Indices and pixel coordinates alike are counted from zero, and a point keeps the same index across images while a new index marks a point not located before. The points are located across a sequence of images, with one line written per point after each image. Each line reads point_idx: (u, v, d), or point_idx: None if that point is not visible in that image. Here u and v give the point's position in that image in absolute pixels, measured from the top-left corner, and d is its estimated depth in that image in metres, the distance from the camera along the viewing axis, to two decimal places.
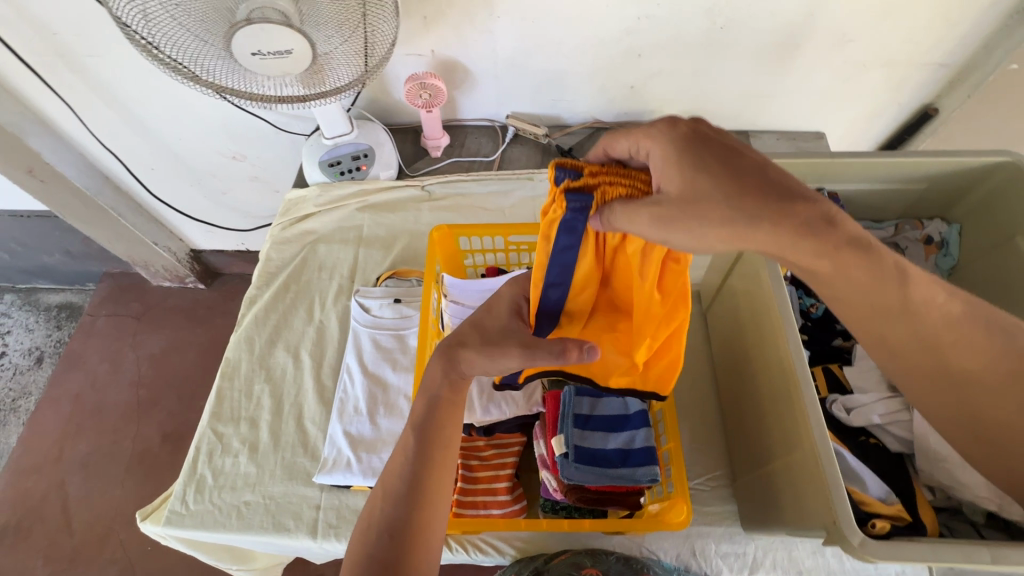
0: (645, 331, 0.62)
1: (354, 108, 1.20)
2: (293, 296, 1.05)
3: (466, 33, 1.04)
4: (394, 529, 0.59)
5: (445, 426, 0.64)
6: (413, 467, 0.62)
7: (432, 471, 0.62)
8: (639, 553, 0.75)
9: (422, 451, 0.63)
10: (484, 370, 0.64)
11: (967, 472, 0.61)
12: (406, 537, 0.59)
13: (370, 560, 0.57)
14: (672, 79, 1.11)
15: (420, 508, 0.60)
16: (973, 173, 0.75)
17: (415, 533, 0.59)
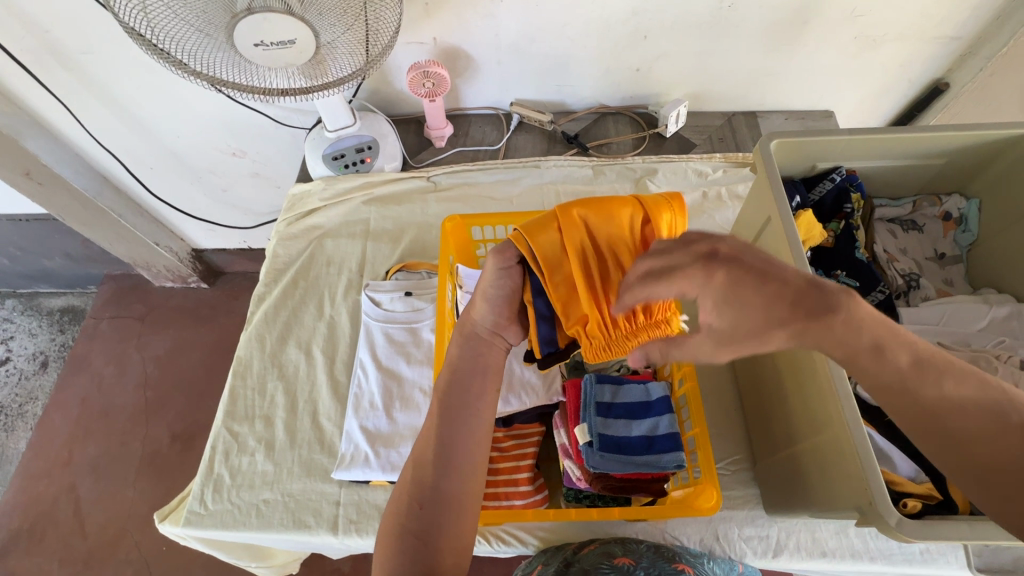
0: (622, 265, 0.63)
1: (355, 100, 1.19)
2: (302, 292, 1.04)
3: (468, 18, 1.02)
4: (425, 495, 0.60)
5: (468, 386, 0.64)
6: (440, 431, 0.62)
7: (459, 432, 0.62)
8: (665, 544, 0.74)
9: (447, 412, 0.63)
10: (489, 321, 0.66)
11: None
12: (437, 502, 0.59)
13: (405, 528, 0.59)
14: (679, 61, 1.09)
15: (449, 471, 0.61)
16: (995, 147, 0.72)
17: (446, 497, 0.60)
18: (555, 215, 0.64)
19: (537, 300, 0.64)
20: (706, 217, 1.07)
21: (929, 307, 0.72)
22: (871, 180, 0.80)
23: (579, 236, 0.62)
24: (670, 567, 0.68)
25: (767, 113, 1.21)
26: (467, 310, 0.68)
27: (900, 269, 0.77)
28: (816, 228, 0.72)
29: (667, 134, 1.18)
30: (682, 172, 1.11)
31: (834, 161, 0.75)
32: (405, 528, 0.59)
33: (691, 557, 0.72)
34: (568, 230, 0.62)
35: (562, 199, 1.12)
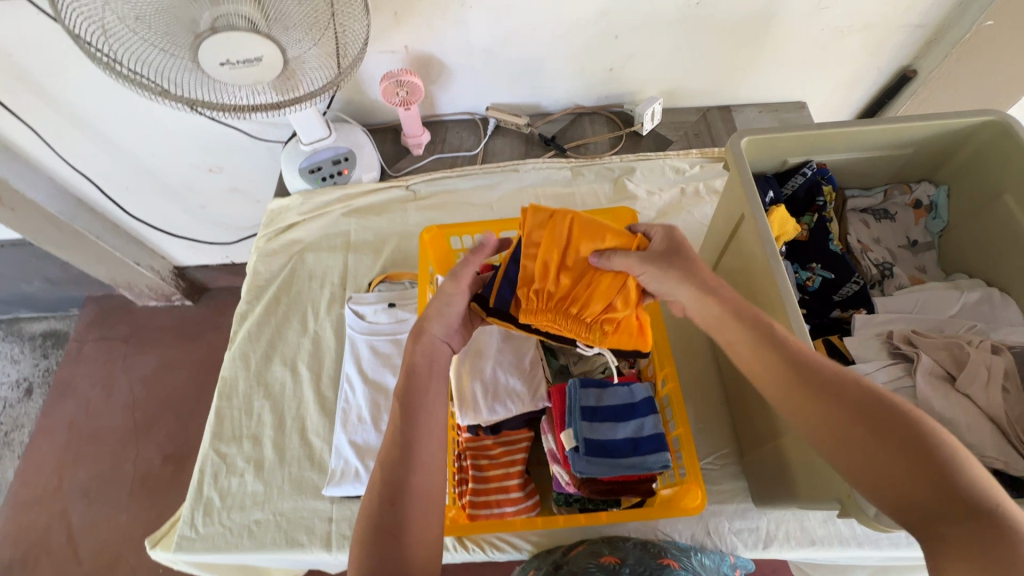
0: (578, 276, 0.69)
1: (329, 111, 1.18)
2: (285, 308, 1.03)
3: (438, 25, 1.01)
4: (390, 490, 0.59)
5: (424, 383, 0.66)
6: (399, 429, 0.63)
7: (417, 426, 0.63)
8: (654, 540, 0.75)
9: (406, 410, 0.64)
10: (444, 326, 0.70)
11: (973, 432, 0.59)
12: (403, 496, 0.58)
13: (371, 525, 0.57)
14: (651, 59, 1.10)
15: (412, 463, 0.60)
16: (960, 134, 0.73)
17: (412, 489, 0.59)
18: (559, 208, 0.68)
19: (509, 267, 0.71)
20: (685, 214, 1.08)
21: (903, 295, 0.73)
22: (842, 172, 0.81)
23: (561, 235, 0.67)
24: (655, 562, 0.69)
25: (741, 106, 1.23)
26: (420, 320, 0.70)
27: (874, 259, 0.78)
28: (789, 223, 0.73)
29: (643, 132, 1.19)
30: (660, 169, 1.12)
31: (805, 156, 0.77)
32: (371, 525, 0.57)
33: (678, 552, 0.73)
34: (557, 223, 0.67)
35: (542, 202, 1.12)
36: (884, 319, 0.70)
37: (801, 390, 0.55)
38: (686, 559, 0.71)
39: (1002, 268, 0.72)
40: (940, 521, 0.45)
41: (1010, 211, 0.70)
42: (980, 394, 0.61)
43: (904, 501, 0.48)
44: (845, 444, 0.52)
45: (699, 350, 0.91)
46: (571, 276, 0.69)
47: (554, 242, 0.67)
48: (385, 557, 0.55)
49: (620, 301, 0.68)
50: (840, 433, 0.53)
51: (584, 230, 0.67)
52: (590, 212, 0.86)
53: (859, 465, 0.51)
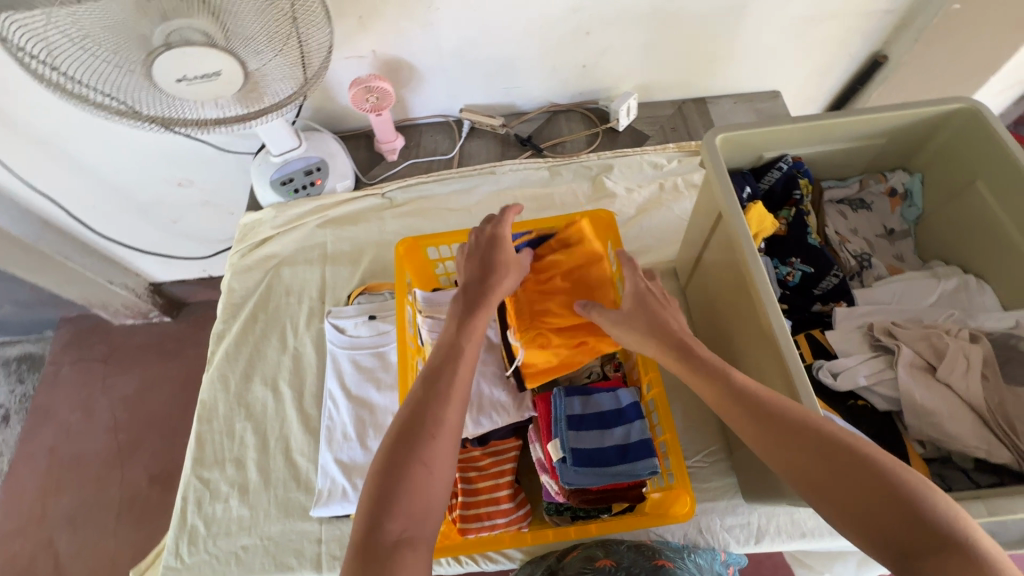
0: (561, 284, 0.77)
1: (299, 120, 1.15)
2: (263, 325, 1.01)
3: (406, 28, 0.99)
4: (415, 430, 0.56)
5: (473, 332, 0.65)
6: (435, 374, 0.61)
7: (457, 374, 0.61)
8: (647, 541, 0.75)
9: (448, 354, 0.62)
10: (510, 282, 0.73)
11: (956, 423, 0.59)
12: (429, 438, 0.55)
13: (400, 460, 0.54)
14: (624, 54, 1.09)
15: (445, 407, 0.57)
16: (931, 122, 0.73)
17: (440, 432, 0.56)
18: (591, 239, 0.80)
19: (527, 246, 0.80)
20: (664, 209, 1.07)
21: (882, 287, 0.73)
22: (817, 164, 0.81)
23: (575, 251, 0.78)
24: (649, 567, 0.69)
25: (716, 98, 1.22)
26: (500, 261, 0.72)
27: (852, 250, 0.78)
28: (767, 218, 0.73)
29: (619, 128, 1.17)
30: (638, 165, 1.11)
31: (780, 150, 0.76)
32: (387, 466, 0.53)
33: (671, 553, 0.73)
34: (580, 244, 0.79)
35: (520, 203, 1.11)
36: (864, 311, 0.70)
37: (764, 433, 0.53)
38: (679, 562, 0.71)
39: (978, 255, 0.73)
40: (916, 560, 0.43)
41: (983, 198, 0.71)
42: (960, 383, 0.61)
43: (881, 538, 0.45)
44: (815, 484, 0.50)
45: None
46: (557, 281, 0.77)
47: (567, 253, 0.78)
48: (399, 505, 0.51)
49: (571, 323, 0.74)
50: (809, 475, 0.50)
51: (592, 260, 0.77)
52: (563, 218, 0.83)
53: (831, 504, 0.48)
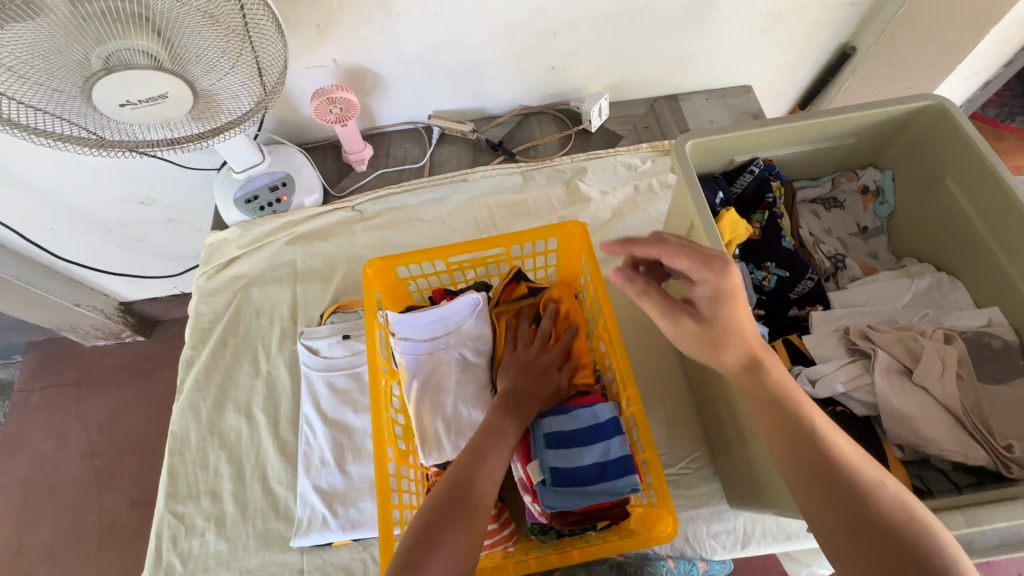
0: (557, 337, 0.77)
1: (261, 133, 1.11)
2: (234, 349, 0.98)
3: (367, 36, 0.95)
4: (458, 497, 0.58)
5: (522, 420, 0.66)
6: (482, 446, 0.62)
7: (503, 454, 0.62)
8: (626, 559, 0.74)
9: (491, 444, 0.62)
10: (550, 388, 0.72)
11: (932, 427, 0.59)
12: (471, 511, 0.57)
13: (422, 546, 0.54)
14: (593, 54, 1.06)
15: (482, 505, 0.58)
16: (900, 119, 0.73)
17: (481, 509, 0.58)
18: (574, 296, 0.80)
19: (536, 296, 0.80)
20: (640, 211, 1.06)
21: (857, 288, 0.73)
22: (789, 165, 0.80)
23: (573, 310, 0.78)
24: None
25: (687, 95, 1.21)
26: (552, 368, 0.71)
27: (827, 251, 0.77)
28: (740, 224, 0.72)
29: (592, 129, 1.16)
30: (611, 167, 1.09)
31: (751, 153, 0.75)
32: (428, 524, 0.56)
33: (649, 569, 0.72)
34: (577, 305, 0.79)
35: (494, 211, 1.08)
36: (840, 314, 0.70)
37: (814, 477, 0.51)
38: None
39: (950, 255, 0.73)
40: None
41: (953, 196, 0.70)
42: (936, 385, 0.61)
43: None
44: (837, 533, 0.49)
45: (664, 351, 0.90)
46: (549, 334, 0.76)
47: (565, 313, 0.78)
48: (435, 570, 0.53)
49: None
50: (839, 518, 0.49)
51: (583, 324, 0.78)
52: (533, 231, 0.77)
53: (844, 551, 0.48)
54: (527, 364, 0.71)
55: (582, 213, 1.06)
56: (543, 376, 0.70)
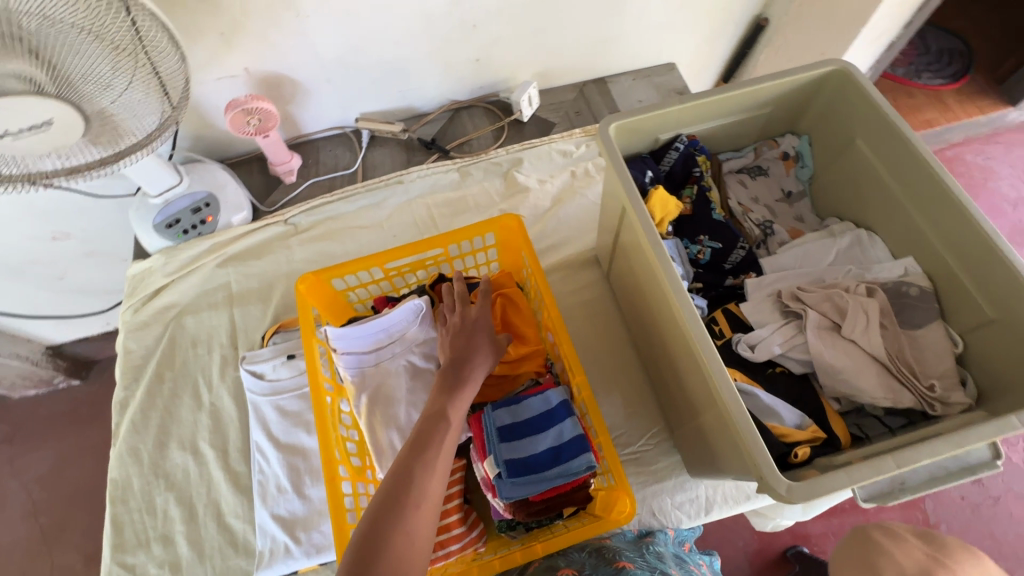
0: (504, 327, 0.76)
1: (176, 152, 1.04)
2: (171, 384, 0.92)
3: (277, 40, 0.91)
4: (398, 497, 0.52)
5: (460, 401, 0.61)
6: (422, 437, 0.58)
7: (444, 440, 0.58)
8: (608, 543, 0.72)
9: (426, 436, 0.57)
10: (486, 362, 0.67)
11: (863, 378, 0.62)
12: (413, 510, 0.52)
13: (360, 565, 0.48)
14: (516, 43, 1.05)
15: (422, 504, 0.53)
16: (810, 86, 0.76)
17: (426, 499, 0.54)
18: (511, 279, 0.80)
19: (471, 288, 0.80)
20: (578, 197, 1.05)
21: (785, 253, 0.76)
22: (713, 139, 0.83)
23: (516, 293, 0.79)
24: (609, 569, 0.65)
25: (614, 77, 1.22)
26: (482, 342, 0.67)
27: (755, 219, 0.80)
28: (670, 200, 0.73)
29: (524, 119, 1.15)
30: (547, 155, 1.09)
31: (674, 130, 0.77)
32: (368, 533, 0.50)
33: (632, 553, 0.69)
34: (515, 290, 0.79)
35: (434, 210, 1.06)
36: (773, 279, 0.72)
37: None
38: (639, 557, 0.67)
39: (867, 207, 0.76)
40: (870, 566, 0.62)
41: (865, 154, 0.74)
42: (862, 337, 0.63)
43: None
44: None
45: (615, 332, 0.92)
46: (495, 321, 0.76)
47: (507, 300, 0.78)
48: None
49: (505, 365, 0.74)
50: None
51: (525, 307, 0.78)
52: (469, 228, 0.77)
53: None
54: (459, 340, 0.67)
55: (522, 203, 1.05)
56: (474, 351, 0.66)
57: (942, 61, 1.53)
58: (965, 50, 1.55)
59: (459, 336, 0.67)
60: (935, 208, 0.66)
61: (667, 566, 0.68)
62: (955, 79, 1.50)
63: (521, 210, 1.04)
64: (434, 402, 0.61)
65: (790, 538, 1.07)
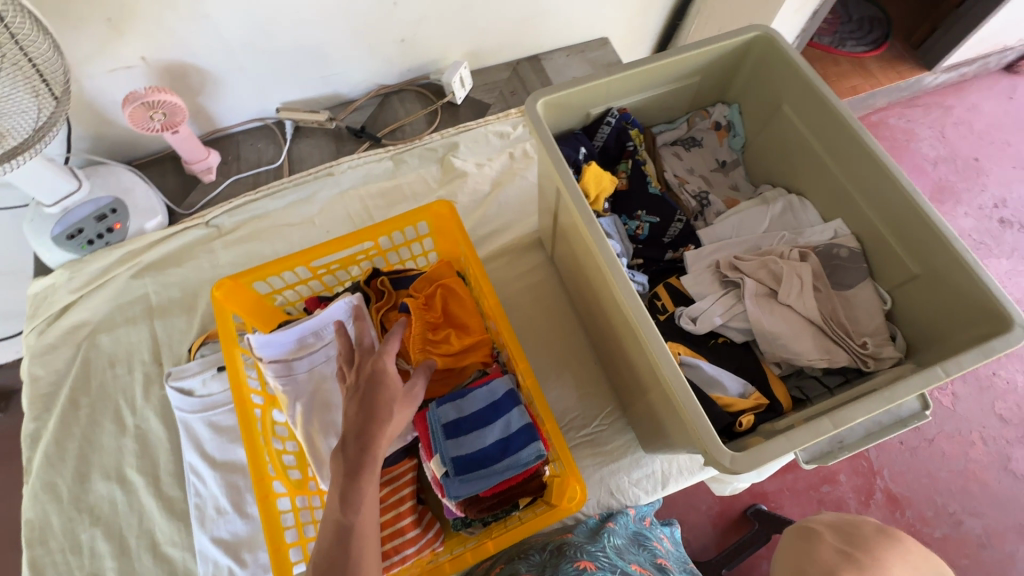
0: (443, 321, 0.73)
1: (73, 155, 0.94)
2: (89, 409, 0.84)
3: (174, 25, 0.82)
4: None
5: (364, 496, 0.51)
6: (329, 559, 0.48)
7: (359, 553, 0.49)
8: (570, 539, 0.71)
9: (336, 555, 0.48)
10: (396, 425, 0.56)
11: (799, 341, 0.63)
12: None
13: None
14: (442, 21, 1.00)
15: None
16: (736, 53, 0.75)
17: None
18: (448, 270, 0.77)
19: (408, 282, 0.76)
20: (518, 179, 1.02)
21: (722, 222, 0.75)
22: (646, 111, 0.81)
23: (455, 284, 0.75)
24: (570, 568, 0.64)
25: (549, 53, 1.19)
26: (382, 403, 0.55)
27: (691, 191, 0.79)
28: (605, 176, 0.71)
29: (458, 101, 1.11)
30: (483, 138, 1.05)
31: (604, 104, 0.75)
32: None
33: (593, 547, 0.68)
34: (454, 281, 0.76)
35: (368, 202, 1.01)
36: (710, 250, 0.72)
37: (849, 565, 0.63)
38: (600, 551, 0.67)
39: (799, 172, 0.76)
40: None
41: (792, 120, 0.74)
42: (798, 302, 0.64)
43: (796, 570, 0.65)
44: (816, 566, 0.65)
45: (564, 315, 0.90)
46: (434, 315, 0.72)
47: (444, 293, 0.74)
48: None
49: (448, 359, 0.70)
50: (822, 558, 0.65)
51: (465, 298, 0.75)
52: (400, 217, 0.73)
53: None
54: (356, 404, 0.55)
55: (460, 189, 1.01)
56: (375, 418, 0.54)
57: (863, 29, 1.58)
58: (884, 17, 1.60)
59: (357, 400, 0.55)
60: (864, 172, 0.66)
61: (627, 561, 0.68)
62: (876, 46, 1.55)
63: (459, 195, 1.00)
64: (338, 502, 0.51)
65: (749, 498, 1.10)
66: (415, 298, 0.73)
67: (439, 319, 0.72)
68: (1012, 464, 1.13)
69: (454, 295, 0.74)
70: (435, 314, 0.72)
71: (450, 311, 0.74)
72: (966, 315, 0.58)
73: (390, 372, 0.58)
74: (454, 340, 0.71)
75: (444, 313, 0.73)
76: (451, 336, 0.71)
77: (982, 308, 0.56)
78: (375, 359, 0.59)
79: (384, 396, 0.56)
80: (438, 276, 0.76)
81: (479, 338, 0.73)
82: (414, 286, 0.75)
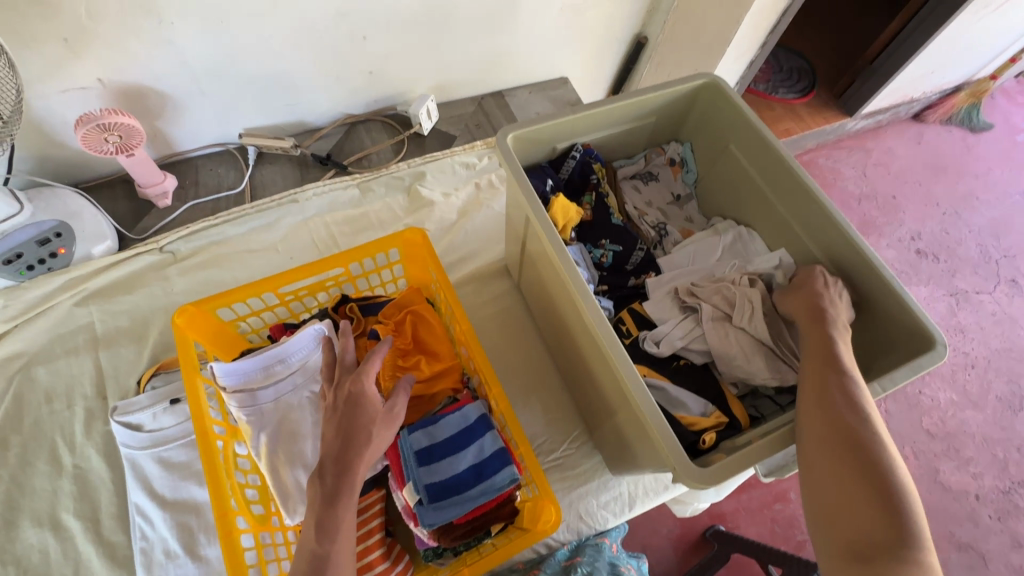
0: (411, 348, 0.73)
1: (13, 176, 0.89)
2: (19, 449, 0.77)
3: (137, 49, 0.81)
4: None
5: (340, 524, 0.50)
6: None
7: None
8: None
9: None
10: (376, 447, 0.56)
11: (754, 361, 0.67)
12: None
13: None
14: (409, 56, 1.04)
15: None
16: (687, 97, 0.82)
17: None
18: (417, 295, 0.77)
19: (376, 308, 0.76)
20: (484, 208, 1.05)
21: (680, 251, 0.81)
22: (607, 147, 0.87)
23: (424, 309, 0.75)
24: None
25: (512, 90, 1.25)
26: (361, 423, 0.54)
27: (650, 222, 0.85)
28: (571, 207, 0.75)
29: (424, 132, 1.14)
30: (449, 168, 1.08)
31: (570, 139, 0.80)
32: None
33: None
34: (423, 307, 0.76)
35: (333, 229, 1.00)
36: (670, 277, 0.77)
37: None
38: None
39: (745, 206, 0.83)
40: (899, 564, 0.42)
41: (738, 158, 0.81)
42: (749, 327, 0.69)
43: None
44: None
45: (530, 341, 0.92)
46: (402, 342, 0.72)
47: (413, 320, 0.74)
48: None
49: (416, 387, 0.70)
50: None
51: (434, 322, 0.75)
52: (370, 244, 0.73)
53: (805, 427, 0.53)
54: (332, 428, 0.54)
55: (428, 217, 1.02)
56: (354, 441, 0.53)
57: (793, 78, 1.74)
58: (809, 68, 1.77)
59: (337, 422, 0.55)
60: (802, 205, 0.73)
61: None
62: (804, 94, 1.71)
63: (427, 223, 1.02)
64: (312, 526, 0.50)
65: (707, 519, 1.13)
66: (383, 325, 0.73)
67: (408, 345, 0.72)
68: (940, 476, 1.23)
69: (422, 321, 0.74)
70: (404, 341, 0.72)
71: (419, 338, 0.74)
72: (895, 339, 0.64)
73: (368, 390, 0.58)
74: (422, 367, 0.71)
75: (412, 338, 0.73)
76: (420, 363, 0.71)
77: (908, 331, 0.62)
78: (353, 381, 0.58)
79: (365, 417, 0.55)
80: (406, 303, 0.77)
81: (448, 364, 0.73)
82: (383, 312, 0.75)
